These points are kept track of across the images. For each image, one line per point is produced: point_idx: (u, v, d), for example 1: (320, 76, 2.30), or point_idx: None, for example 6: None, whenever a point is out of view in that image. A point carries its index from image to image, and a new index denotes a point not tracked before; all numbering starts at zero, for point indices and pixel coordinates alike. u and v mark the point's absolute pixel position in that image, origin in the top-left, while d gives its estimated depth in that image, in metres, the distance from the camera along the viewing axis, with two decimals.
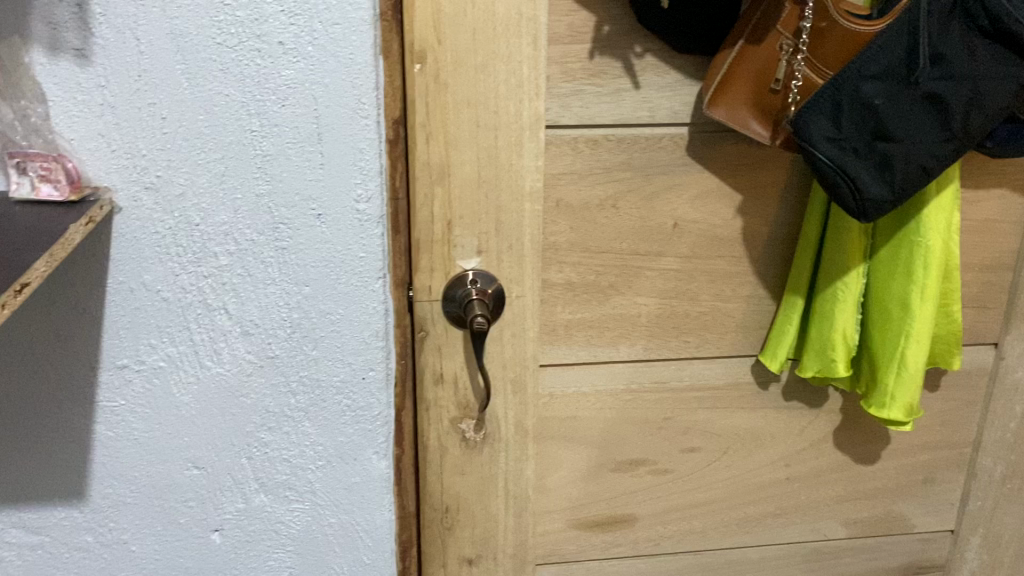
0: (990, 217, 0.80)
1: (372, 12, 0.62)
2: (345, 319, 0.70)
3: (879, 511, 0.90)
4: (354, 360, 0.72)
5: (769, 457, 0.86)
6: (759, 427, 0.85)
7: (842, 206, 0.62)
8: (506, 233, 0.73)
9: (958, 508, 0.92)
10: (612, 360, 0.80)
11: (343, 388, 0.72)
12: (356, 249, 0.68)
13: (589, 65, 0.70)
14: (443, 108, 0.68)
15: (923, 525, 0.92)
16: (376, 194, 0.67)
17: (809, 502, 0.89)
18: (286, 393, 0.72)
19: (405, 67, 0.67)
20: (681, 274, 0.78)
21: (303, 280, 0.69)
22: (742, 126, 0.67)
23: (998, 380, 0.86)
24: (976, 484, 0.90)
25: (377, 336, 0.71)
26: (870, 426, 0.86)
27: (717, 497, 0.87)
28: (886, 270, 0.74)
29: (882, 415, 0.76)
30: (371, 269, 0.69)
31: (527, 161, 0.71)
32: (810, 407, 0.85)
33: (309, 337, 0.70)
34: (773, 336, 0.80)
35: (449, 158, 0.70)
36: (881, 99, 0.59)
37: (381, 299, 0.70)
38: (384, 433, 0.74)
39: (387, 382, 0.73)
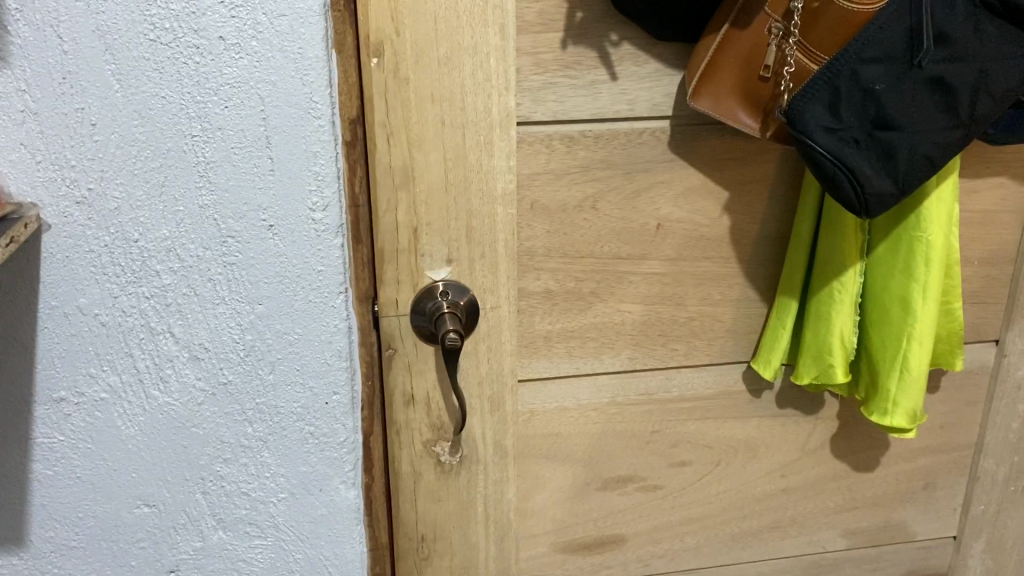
0: (989, 208, 0.76)
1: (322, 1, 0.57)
2: (304, 340, 0.64)
3: (879, 520, 0.86)
4: (315, 384, 0.66)
5: (764, 468, 0.81)
6: (753, 437, 0.80)
7: (842, 202, 0.57)
8: (478, 239, 0.67)
9: (960, 513, 0.87)
10: (596, 373, 0.74)
11: (304, 415, 0.66)
12: (313, 263, 0.62)
13: (562, 55, 0.64)
14: (404, 105, 0.63)
15: (925, 533, 0.87)
16: (333, 201, 0.61)
17: (806, 513, 0.84)
18: (241, 422, 0.66)
19: (361, 61, 0.61)
20: (667, 278, 0.72)
21: (256, 298, 0.62)
22: (730, 118, 0.62)
23: (1000, 379, 0.82)
24: (979, 488, 0.86)
25: (340, 356, 0.65)
26: (867, 430, 0.82)
27: (709, 512, 0.82)
28: (885, 268, 0.70)
29: (884, 423, 0.72)
30: (331, 284, 0.63)
31: (499, 161, 0.65)
32: (805, 414, 0.80)
33: (264, 360, 0.64)
34: (765, 341, 0.75)
35: (413, 160, 0.64)
36: (881, 85, 0.54)
37: (343, 316, 0.64)
38: (351, 461, 0.68)
39: (352, 406, 0.67)
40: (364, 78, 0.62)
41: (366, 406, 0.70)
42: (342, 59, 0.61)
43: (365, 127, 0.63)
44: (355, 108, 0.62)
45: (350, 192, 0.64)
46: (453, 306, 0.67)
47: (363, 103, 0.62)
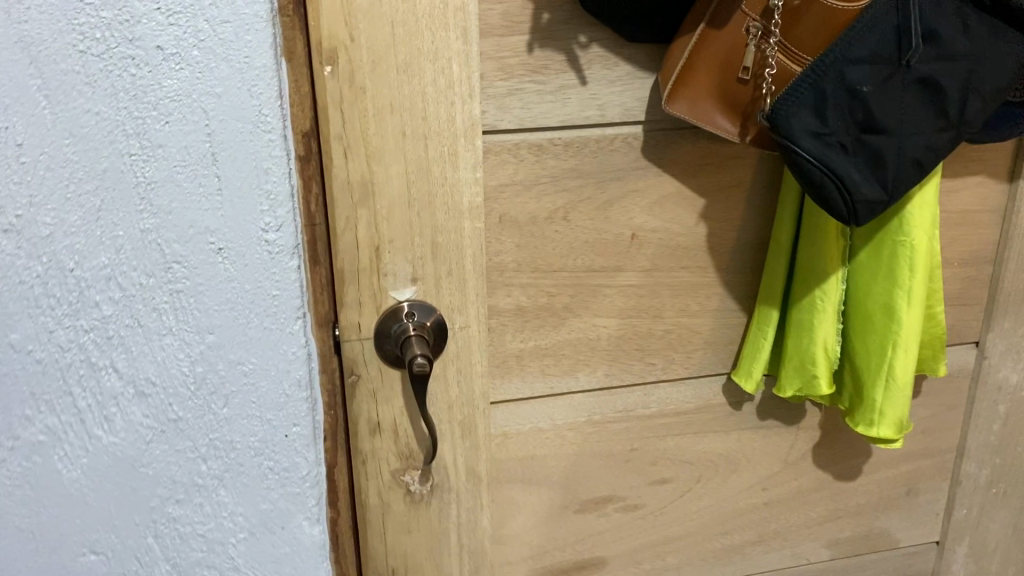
0: (967, 207, 0.74)
1: (269, 6, 0.52)
2: (260, 370, 0.59)
3: (862, 529, 0.84)
4: (274, 416, 0.60)
5: (746, 482, 0.79)
6: (733, 450, 0.77)
7: (829, 210, 0.54)
8: (444, 256, 0.63)
9: (943, 517, 0.86)
10: (571, 391, 0.71)
11: (262, 449, 0.61)
12: (267, 286, 0.57)
13: (528, 59, 0.61)
14: (361, 116, 0.58)
15: (908, 539, 0.86)
16: (288, 220, 0.56)
17: (789, 526, 0.81)
18: (194, 460, 0.60)
19: (313, 70, 0.57)
20: (642, 289, 0.69)
21: (205, 327, 0.57)
22: (708, 124, 0.59)
23: (982, 381, 0.80)
24: (961, 492, 0.84)
25: (300, 385, 0.60)
26: (849, 439, 0.79)
27: (691, 529, 0.79)
28: (868, 274, 0.67)
29: (870, 433, 0.69)
30: (288, 308, 0.58)
31: (464, 172, 0.61)
32: (786, 424, 0.77)
33: (218, 393, 0.59)
34: (746, 352, 0.72)
35: (372, 174, 0.60)
36: (869, 86, 0.51)
37: (302, 343, 0.60)
38: (316, 495, 0.63)
39: (313, 437, 0.62)
40: (316, 87, 0.57)
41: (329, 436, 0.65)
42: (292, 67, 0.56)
43: (319, 140, 0.58)
44: (308, 120, 0.58)
45: (304, 210, 0.60)
46: (421, 328, 0.64)
47: (316, 114, 0.58)
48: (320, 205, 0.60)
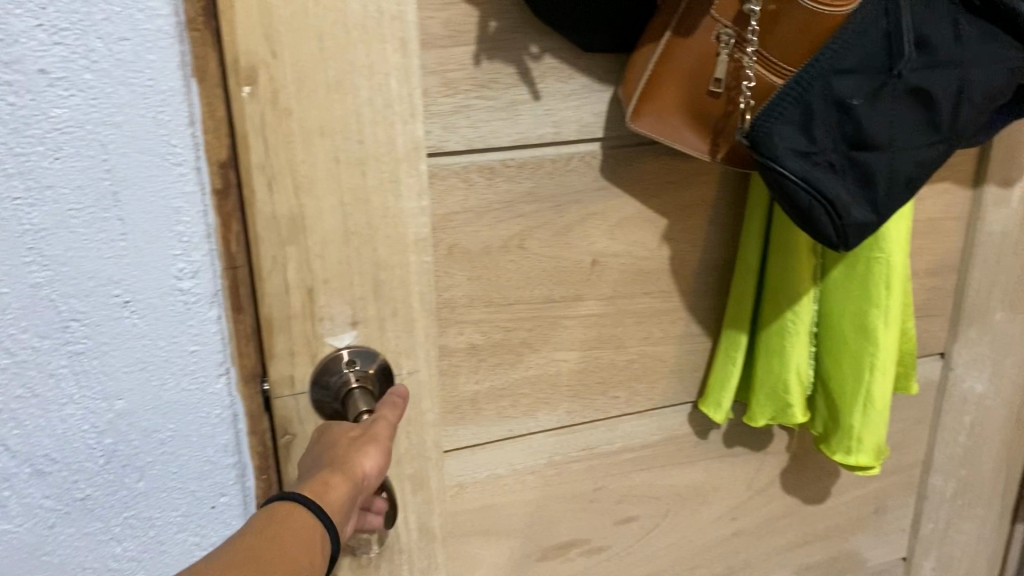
0: (933, 216, 0.70)
1: (175, 19, 0.44)
2: (180, 437, 0.52)
3: (831, 552, 0.80)
4: (198, 487, 0.53)
5: (714, 514, 0.74)
6: (701, 482, 0.72)
7: (816, 235, 0.49)
8: (388, 296, 0.56)
9: (910, 533, 0.83)
10: (532, 433, 0.65)
11: (185, 523, 0.54)
12: (185, 342, 0.50)
13: (474, 72, 0.54)
14: (288, 143, 0.51)
15: (876, 558, 0.83)
16: (204, 266, 0.49)
17: (759, 554, 0.77)
18: (107, 543, 0.52)
19: (228, 91, 0.49)
20: (605, 319, 0.63)
21: (114, 393, 0.49)
22: (676, 141, 0.54)
23: (947, 392, 0.77)
24: (928, 506, 0.82)
25: (226, 451, 0.53)
26: (818, 461, 0.76)
27: (659, 568, 0.74)
28: (841, 293, 0.63)
29: (847, 461, 0.65)
30: (207, 366, 0.51)
31: (407, 202, 0.54)
32: (753, 450, 0.73)
33: (132, 466, 0.51)
34: (713, 380, 0.67)
35: (302, 208, 0.52)
36: (858, 100, 0.47)
37: (227, 404, 0.52)
38: None
39: (246, 506, 0.55)
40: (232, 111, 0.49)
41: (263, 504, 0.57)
42: (203, 89, 0.48)
43: (238, 170, 0.50)
44: (226, 148, 0.50)
45: (224, 253, 0.51)
46: (365, 377, 0.56)
47: (234, 142, 0.50)
48: (242, 244, 0.52)
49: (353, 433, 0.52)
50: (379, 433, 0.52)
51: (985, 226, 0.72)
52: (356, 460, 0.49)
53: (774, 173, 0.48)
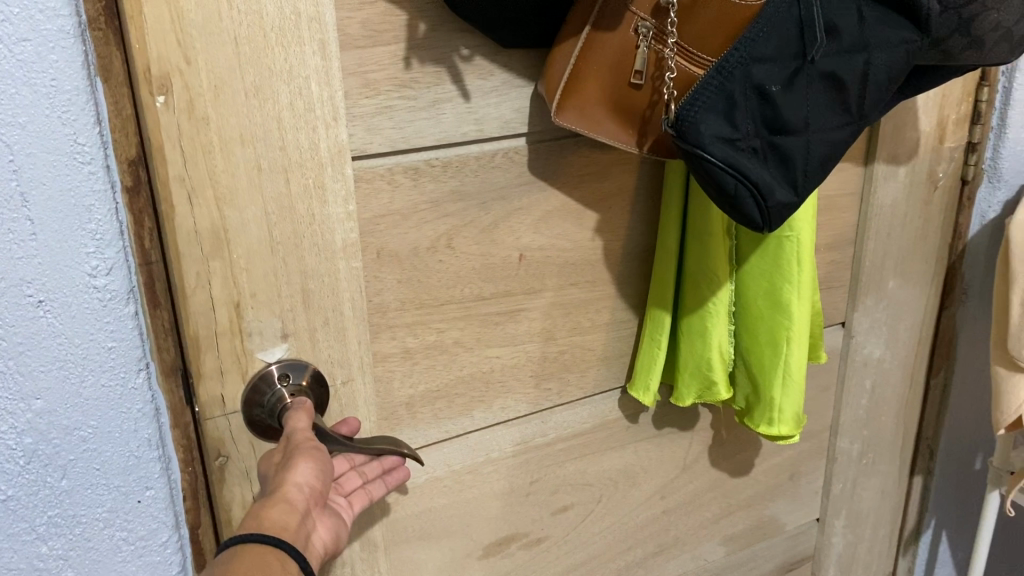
0: (830, 193, 0.74)
1: (76, 18, 0.42)
2: (103, 435, 0.49)
3: (752, 521, 0.84)
4: (123, 483, 0.51)
5: (644, 495, 0.76)
6: (631, 465, 0.74)
7: (743, 218, 0.51)
8: (318, 305, 0.55)
9: (822, 495, 0.87)
10: (467, 432, 0.65)
11: (111, 520, 0.51)
12: (102, 338, 0.47)
13: (395, 72, 0.53)
14: (207, 153, 0.49)
15: (793, 521, 0.87)
16: (119, 261, 0.46)
17: (687, 530, 0.80)
18: (30, 545, 0.50)
19: (139, 100, 0.46)
20: (532, 312, 0.64)
21: (30, 392, 0.47)
22: (595, 134, 0.54)
23: (849, 358, 0.82)
24: (837, 468, 0.86)
25: (150, 445, 0.51)
26: (737, 435, 0.78)
27: (595, 552, 0.75)
28: (756, 271, 0.65)
29: (771, 432, 0.68)
30: (127, 362, 0.48)
31: (334, 207, 0.53)
32: (679, 430, 0.75)
33: (54, 465, 0.49)
34: (640, 364, 0.68)
35: (226, 220, 0.50)
36: (776, 86, 0.49)
37: (149, 399, 0.50)
38: (179, 562, 0.55)
39: (173, 498, 0.53)
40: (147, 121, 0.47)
41: (189, 496, 0.55)
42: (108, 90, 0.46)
43: (154, 184, 0.48)
44: (136, 146, 0.47)
45: (138, 250, 0.49)
46: (300, 391, 0.55)
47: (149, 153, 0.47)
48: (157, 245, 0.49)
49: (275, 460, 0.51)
50: (301, 440, 0.51)
51: (876, 200, 0.76)
52: (284, 477, 0.50)
53: (702, 159, 0.49)
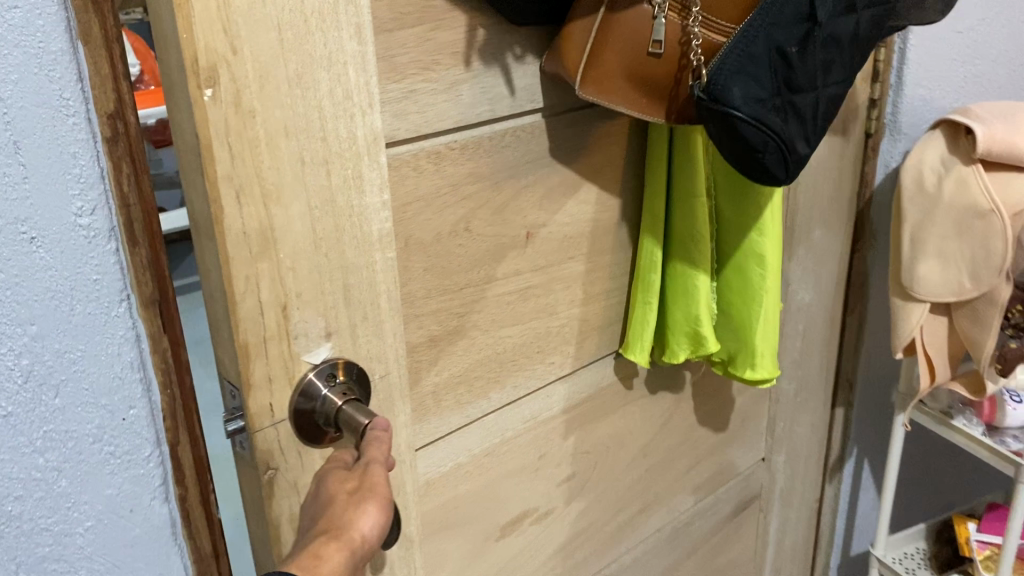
0: None
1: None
2: (89, 357, 0.48)
3: (715, 467, 0.89)
4: (109, 403, 0.49)
5: (631, 456, 0.78)
6: (620, 428, 0.76)
7: (767, 172, 0.54)
8: (358, 300, 0.53)
9: (766, 436, 0.94)
10: (484, 415, 0.64)
11: (100, 436, 0.50)
12: (86, 272, 0.47)
13: (419, 55, 0.52)
14: (253, 147, 0.46)
15: (745, 463, 0.93)
16: (102, 202, 0.46)
17: (665, 484, 0.83)
18: (26, 460, 0.47)
19: (185, 95, 0.43)
20: (540, 289, 0.64)
21: (20, 315, 0.45)
22: (625, 104, 0.56)
23: (786, 306, 0.88)
24: (777, 408, 0.93)
25: (133, 368, 0.50)
26: (705, 389, 0.83)
27: (592, 518, 0.77)
28: (735, 227, 0.69)
29: (754, 377, 0.73)
30: (111, 290, 0.48)
31: (370, 197, 0.52)
32: (663, 389, 0.78)
33: (47, 384, 0.47)
34: (633, 327, 0.71)
35: (272, 218, 0.48)
36: (793, 47, 0.52)
37: (130, 324, 0.49)
38: (162, 476, 0.53)
39: (155, 418, 0.52)
40: (196, 117, 0.43)
41: (169, 419, 0.53)
42: (88, 53, 0.44)
43: (202, 184, 0.45)
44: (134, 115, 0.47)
45: (116, 192, 0.47)
46: (350, 391, 0.53)
47: (196, 152, 0.44)
48: (132, 183, 0.48)
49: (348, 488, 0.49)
50: (376, 481, 0.49)
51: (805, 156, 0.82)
52: (354, 521, 0.47)
53: (732, 118, 0.52)
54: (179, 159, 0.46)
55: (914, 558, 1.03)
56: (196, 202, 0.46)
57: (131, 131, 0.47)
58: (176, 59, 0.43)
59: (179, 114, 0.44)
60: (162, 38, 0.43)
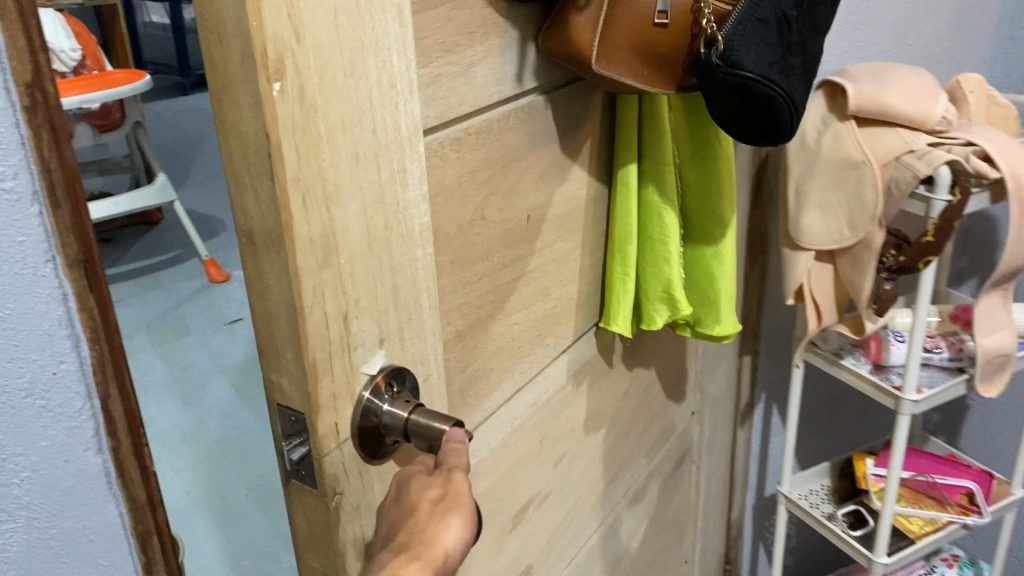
0: None
1: None
2: (16, 315, 0.50)
3: (663, 428, 0.92)
4: (37, 357, 0.51)
5: (605, 428, 0.79)
6: (597, 402, 0.77)
7: (774, 132, 0.58)
8: (405, 302, 0.50)
9: (695, 390, 0.98)
10: (497, 407, 0.63)
11: (31, 390, 0.52)
12: (11, 236, 0.48)
13: (442, 37, 0.50)
14: (316, 144, 0.42)
15: (682, 419, 0.96)
16: (25, 168, 0.47)
17: (629, 450, 0.85)
18: None
19: (250, 90, 0.39)
20: (538, 271, 0.63)
21: None
22: (648, 83, 0.57)
23: None
24: (704, 362, 0.98)
25: (60, 324, 0.52)
26: (656, 353, 0.85)
27: (578, 495, 0.77)
28: (699, 190, 0.72)
29: (719, 334, 0.76)
30: (36, 253, 0.49)
31: (412, 190, 0.49)
32: (626, 358, 0.80)
33: None
34: (609, 298, 0.72)
35: (333, 221, 0.44)
36: (794, 9, 0.55)
37: (55, 284, 0.51)
38: (94, 426, 0.55)
39: (84, 372, 0.54)
40: (265, 115, 0.39)
41: (98, 372, 0.54)
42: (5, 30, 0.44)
43: (269, 190, 0.40)
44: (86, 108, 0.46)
45: (38, 158, 0.47)
46: (407, 399, 0.49)
47: (264, 155, 0.40)
48: (55, 150, 0.48)
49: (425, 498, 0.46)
50: (461, 491, 0.46)
51: None
52: (437, 534, 0.44)
53: (755, 80, 0.54)
54: (232, 164, 0.41)
55: (818, 493, 1.11)
56: (256, 212, 0.41)
57: (53, 107, 0.47)
58: (239, 51, 0.38)
59: (236, 114, 0.40)
60: (218, 29, 0.38)
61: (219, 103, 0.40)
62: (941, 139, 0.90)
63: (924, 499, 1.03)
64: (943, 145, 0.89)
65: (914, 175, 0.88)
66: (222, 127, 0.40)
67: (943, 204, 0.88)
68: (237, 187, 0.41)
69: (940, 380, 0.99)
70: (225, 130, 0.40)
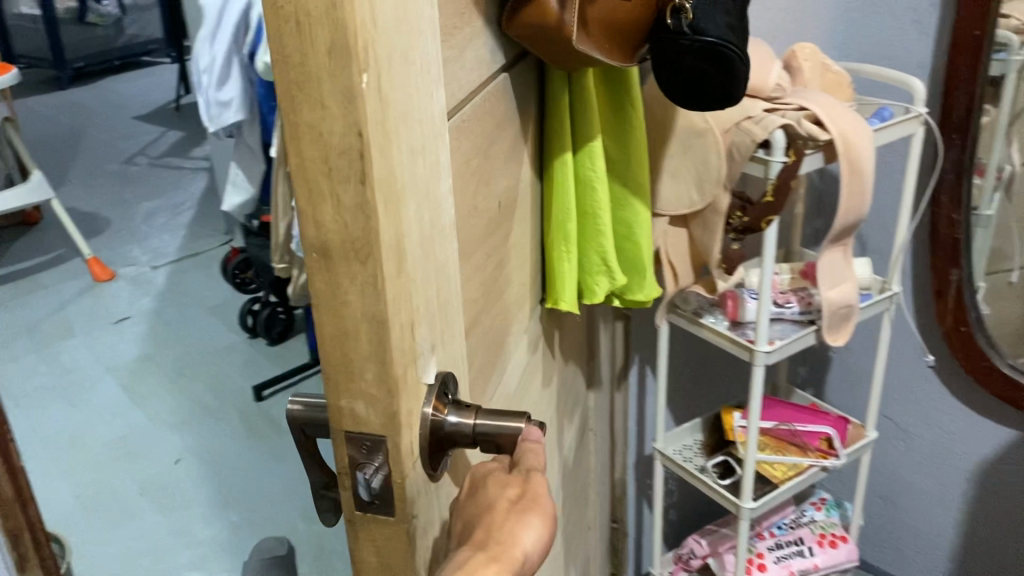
0: None
1: None
2: None
3: (574, 404, 0.94)
4: None
5: (545, 412, 0.80)
6: (542, 387, 0.77)
7: (731, 97, 0.60)
8: (445, 304, 0.47)
9: (587, 361, 1.02)
10: (493, 394, 0.61)
11: None
12: None
13: (445, 24, 0.47)
14: (389, 140, 0.38)
15: (581, 391, 1.00)
16: None
17: (558, 431, 0.87)
18: None
19: (339, 86, 0.35)
20: (506, 261, 0.62)
21: None
22: (611, 56, 0.57)
23: None
24: (593, 335, 1.01)
25: None
26: (568, 330, 0.87)
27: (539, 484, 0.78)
28: (619, 162, 0.74)
29: (639, 301, 0.79)
30: None
31: (443, 185, 0.46)
32: (552, 338, 0.81)
33: None
34: (549, 279, 0.72)
35: (401, 223, 0.40)
36: None
37: None
38: None
39: None
40: (355, 112, 0.35)
41: None
42: None
43: (359, 196, 0.37)
44: None
45: None
46: (466, 404, 0.47)
47: (355, 157, 0.36)
48: None
49: (510, 494, 0.48)
50: (541, 491, 0.48)
51: None
52: (519, 533, 0.46)
53: (719, 45, 0.57)
54: (307, 169, 0.37)
55: (692, 449, 1.18)
56: (336, 221, 0.38)
57: None
58: (326, 40, 0.34)
59: (317, 113, 0.36)
60: (300, 15, 0.34)
61: (291, 100, 0.36)
62: (775, 105, 0.91)
63: (788, 447, 1.13)
64: (778, 111, 0.90)
65: (752, 140, 0.88)
66: (294, 128, 0.36)
67: (782, 165, 0.88)
68: (311, 197, 0.37)
69: (791, 332, 1.05)
70: (297, 131, 0.36)
